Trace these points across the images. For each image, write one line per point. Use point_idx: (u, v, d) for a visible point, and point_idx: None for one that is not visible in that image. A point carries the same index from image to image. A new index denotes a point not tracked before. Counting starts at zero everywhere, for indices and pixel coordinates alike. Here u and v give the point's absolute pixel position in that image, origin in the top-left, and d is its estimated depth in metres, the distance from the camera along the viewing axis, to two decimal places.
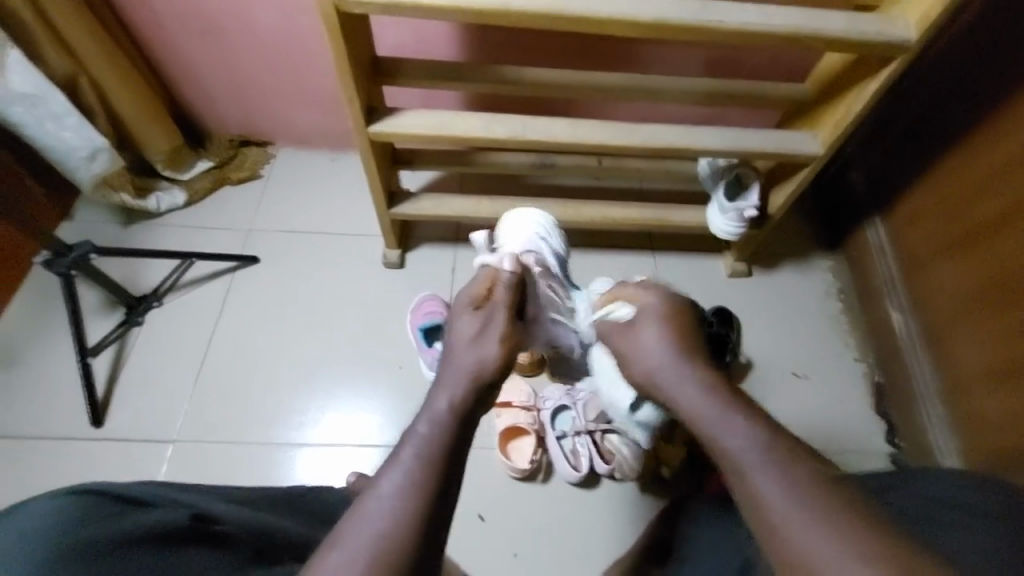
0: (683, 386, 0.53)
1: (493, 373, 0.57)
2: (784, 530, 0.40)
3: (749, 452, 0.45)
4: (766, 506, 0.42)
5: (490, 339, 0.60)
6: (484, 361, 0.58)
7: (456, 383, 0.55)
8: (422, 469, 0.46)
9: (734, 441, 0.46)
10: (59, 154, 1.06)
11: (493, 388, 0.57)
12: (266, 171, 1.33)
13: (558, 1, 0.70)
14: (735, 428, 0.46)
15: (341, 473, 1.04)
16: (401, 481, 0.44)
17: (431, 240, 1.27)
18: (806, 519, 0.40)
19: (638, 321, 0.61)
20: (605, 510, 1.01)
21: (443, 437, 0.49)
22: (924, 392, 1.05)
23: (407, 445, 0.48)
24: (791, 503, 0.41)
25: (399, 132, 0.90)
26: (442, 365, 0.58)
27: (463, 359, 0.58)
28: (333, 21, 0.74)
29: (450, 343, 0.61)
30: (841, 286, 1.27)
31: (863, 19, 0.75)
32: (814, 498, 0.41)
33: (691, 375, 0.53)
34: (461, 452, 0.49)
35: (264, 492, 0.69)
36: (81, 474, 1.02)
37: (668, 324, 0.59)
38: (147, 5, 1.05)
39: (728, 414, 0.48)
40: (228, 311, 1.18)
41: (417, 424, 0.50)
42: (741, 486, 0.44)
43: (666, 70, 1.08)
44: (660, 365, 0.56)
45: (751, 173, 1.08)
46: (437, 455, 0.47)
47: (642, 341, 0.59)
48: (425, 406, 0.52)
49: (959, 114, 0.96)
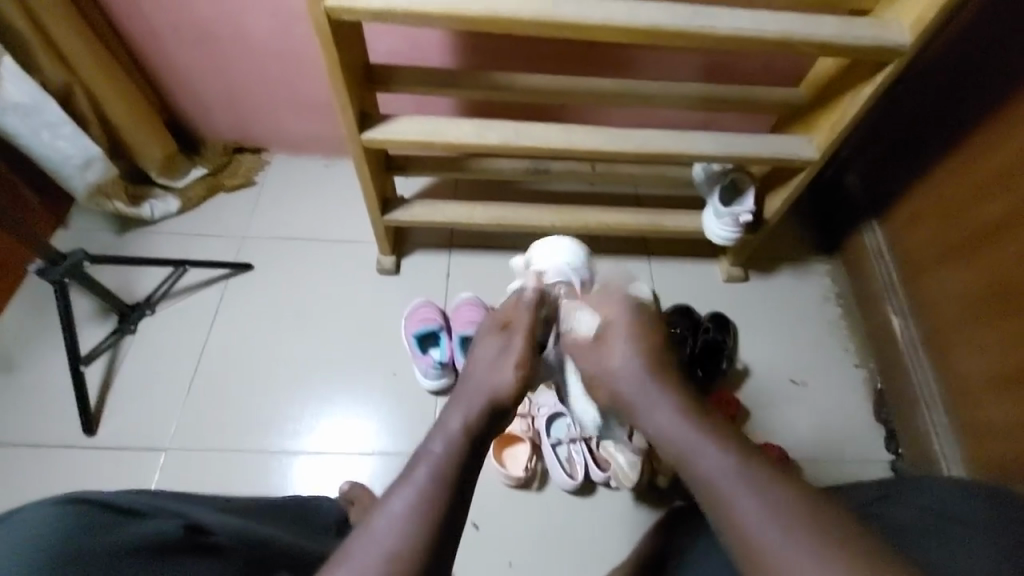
0: (654, 406, 0.59)
1: (507, 399, 0.63)
2: (761, 553, 0.46)
3: (723, 476, 0.50)
4: (743, 529, 0.47)
5: (509, 365, 0.66)
6: (500, 387, 0.63)
7: (469, 405, 0.60)
8: (431, 485, 0.51)
9: (709, 463, 0.52)
10: (54, 163, 1.04)
11: (505, 412, 0.63)
12: (260, 178, 1.33)
13: (549, 8, 0.70)
14: (712, 450, 0.52)
15: (336, 482, 1.03)
16: (411, 499, 0.50)
17: (425, 246, 1.27)
18: (791, 547, 0.45)
19: (606, 337, 0.66)
20: (603, 517, 1.01)
21: (452, 457, 0.54)
22: (927, 400, 1.04)
23: (421, 463, 0.54)
24: (768, 527, 0.46)
25: (392, 139, 0.90)
26: (459, 388, 0.64)
27: (476, 383, 0.64)
28: (325, 29, 0.74)
29: (471, 367, 0.68)
30: (838, 290, 1.27)
31: (857, 24, 0.75)
32: (792, 524, 0.46)
33: (660, 392, 0.60)
34: (469, 470, 0.55)
35: (260, 502, 0.68)
36: (72, 484, 1.00)
37: (638, 341, 0.64)
38: (140, 13, 1.05)
39: (699, 438, 0.54)
40: (221, 319, 1.17)
41: (431, 444, 0.56)
42: (717, 510, 0.49)
43: (659, 75, 1.08)
44: (629, 384, 0.62)
45: (746, 178, 1.07)
46: (447, 474, 0.53)
47: (611, 358, 0.64)
48: (437, 425, 0.58)
49: (955, 119, 0.96)
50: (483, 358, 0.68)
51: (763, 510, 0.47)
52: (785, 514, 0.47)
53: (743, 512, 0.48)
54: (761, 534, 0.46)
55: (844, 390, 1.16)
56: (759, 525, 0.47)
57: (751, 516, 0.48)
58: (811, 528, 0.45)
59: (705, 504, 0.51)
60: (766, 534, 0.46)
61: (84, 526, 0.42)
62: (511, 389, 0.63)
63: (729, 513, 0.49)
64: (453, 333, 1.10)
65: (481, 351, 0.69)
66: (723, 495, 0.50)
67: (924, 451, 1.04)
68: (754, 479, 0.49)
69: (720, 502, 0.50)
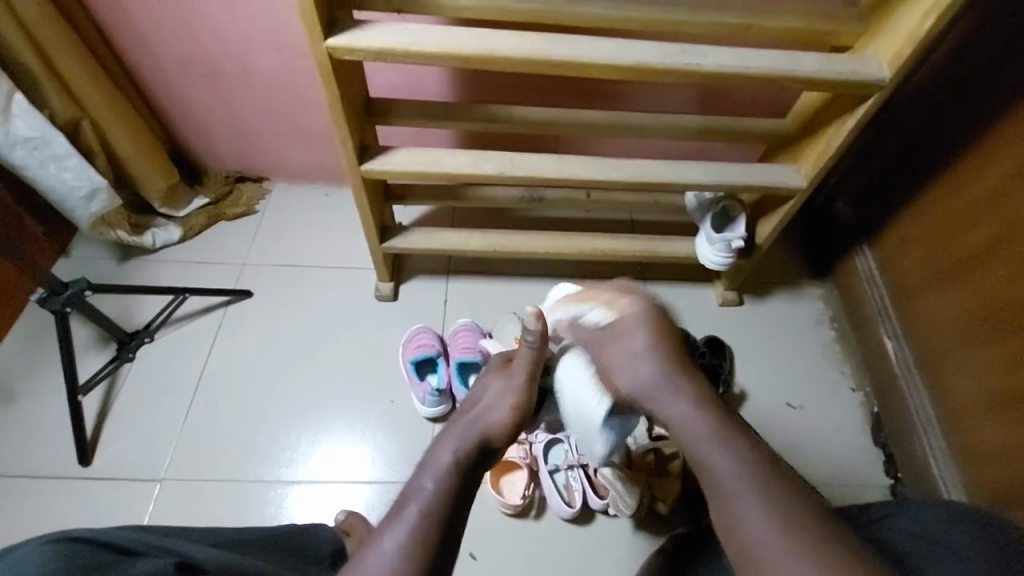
0: (670, 401, 0.60)
1: (498, 438, 0.63)
2: (758, 556, 0.48)
3: (736, 478, 0.52)
4: (754, 538, 0.49)
5: (500, 400, 0.66)
6: (492, 423, 0.63)
7: (461, 438, 0.61)
8: (420, 523, 0.51)
9: (723, 464, 0.53)
10: (59, 195, 1.06)
11: (496, 448, 0.63)
12: (261, 207, 1.35)
13: (543, 48, 0.73)
14: (725, 451, 0.54)
15: (332, 512, 1.02)
16: (402, 537, 0.50)
17: (423, 273, 1.28)
18: (784, 550, 0.47)
19: (618, 332, 0.65)
20: (602, 546, 1.00)
21: (443, 494, 0.54)
22: (923, 423, 1.04)
23: (412, 500, 0.54)
24: (766, 528, 0.49)
25: (391, 170, 0.92)
26: (456, 419, 0.65)
27: (468, 416, 0.65)
28: (328, 67, 0.77)
29: (465, 403, 0.69)
30: (832, 314, 1.28)
31: (838, 61, 0.78)
32: (788, 525, 0.48)
33: (676, 392, 0.60)
34: (460, 506, 0.55)
35: (253, 535, 0.67)
36: (66, 516, 0.99)
37: (653, 337, 0.63)
38: (148, 51, 1.08)
39: (713, 439, 0.55)
40: (220, 347, 1.18)
41: (424, 480, 0.56)
42: (725, 513, 0.51)
43: (651, 106, 1.11)
44: (643, 382, 0.62)
45: (738, 206, 1.09)
46: (438, 512, 0.53)
47: (624, 356, 0.64)
48: (427, 461, 0.58)
49: (941, 145, 0.99)
50: (477, 394, 0.70)
51: (765, 513, 0.49)
52: (785, 514, 0.49)
53: (745, 515, 0.50)
54: (760, 535, 0.49)
55: (842, 413, 1.17)
56: (759, 527, 0.49)
57: (753, 516, 0.50)
58: (804, 528, 0.48)
59: (712, 505, 0.53)
60: (766, 535, 0.48)
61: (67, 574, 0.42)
62: (500, 423, 0.64)
63: (730, 511, 0.51)
64: (451, 360, 1.11)
65: (478, 386, 0.71)
66: (731, 494, 0.52)
67: (922, 473, 1.04)
68: (765, 480, 0.51)
69: (728, 503, 0.51)
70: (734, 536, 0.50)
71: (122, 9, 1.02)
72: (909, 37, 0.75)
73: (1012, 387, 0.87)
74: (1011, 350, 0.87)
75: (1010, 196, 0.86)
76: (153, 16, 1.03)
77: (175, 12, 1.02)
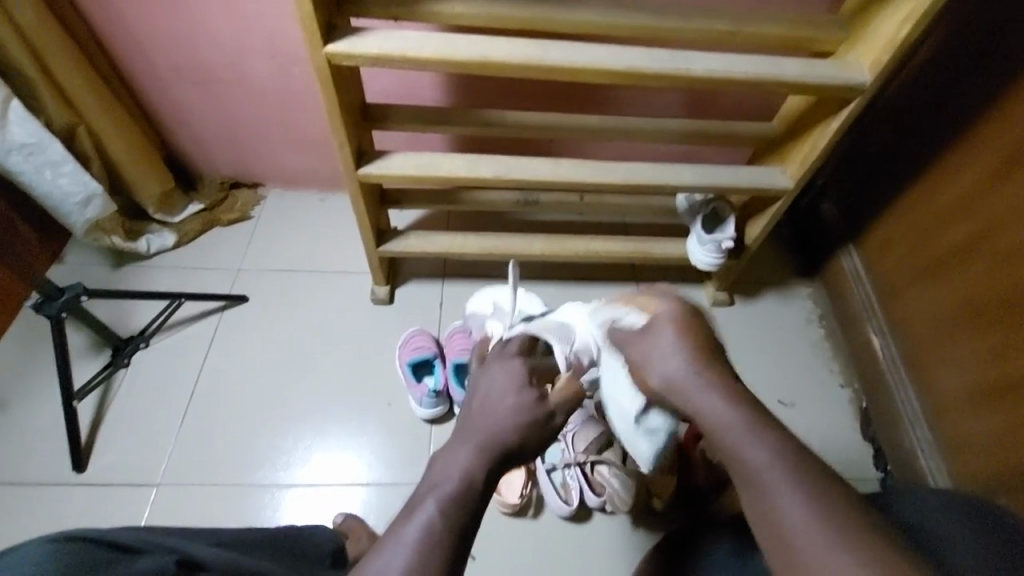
0: (704, 394, 0.58)
1: (517, 440, 0.60)
2: (790, 540, 0.47)
3: (772, 469, 0.50)
4: (784, 520, 0.48)
5: (527, 401, 0.63)
6: (521, 429, 0.61)
7: (478, 439, 0.58)
8: (437, 521, 0.50)
9: (758, 456, 0.52)
10: (55, 201, 1.06)
11: (520, 452, 0.60)
12: (256, 212, 1.35)
13: (536, 53, 0.75)
14: (760, 443, 0.52)
15: (330, 514, 1.02)
16: (418, 534, 0.49)
17: (419, 276, 1.29)
18: (815, 535, 0.46)
19: (651, 329, 0.64)
20: (598, 545, 1.01)
21: (461, 493, 0.53)
22: (910, 416, 1.06)
23: (428, 497, 0.52)
24: (802, 513, 0.48)
25: (388, 174, 0.94)
26: (469, 417, 0.62)
27: (493, 413, 0.61)
28: (326, 72, 0.78)
29: (483, 389, 0.65)
30: (821, 312, 1.31)
31: (821, 65, 0.81)
32: (822, 513, 0.47)
33: (710, 389, 0.58)
34: (477, 507, 0.53)
35: (252, 537, 0.67)
36: (60, 522, 0.99)
37: (683, 334, 0.62)
38: (145, 57, 1.09)
39: (749, 428, 0.54)
40: (216, 351, 1.18)
41: (441, 479, 0.54)
42: (757, 497, 0.50)
43: (642, 110, 1.14)
44: (675, 374, 0.60)
45: (727, 207, 1.11)
46: (455, 510, 0.51)
47: (654, 350, 0.62)
48: (445, 460, 0.56)
49: (920, 152, 1.03)
50: (502, 382, 0.65)
51: (798, 501, 0.48)
52: (820, 498, 0.48)
53: (778, 498, 0.49)
54: (791, 518, 0.48)
55: (831, 409, 1.20)
56: (790, 510, 0.48)
57: (783, 497, 0.49)
58: (834, 509, 0.47)
59: (744, 492, 0.52)
60: (797, 519, 0.47)
61: (73, 569, 0.42)
62: (531, 429, 0.61)
63: (766, 498, 0.50)
64: (447, 361, 1.13)
65: (502, 373, 0.66)
66: (765, 479, 0.50)
67: (911, 466, 1.06)
68: (798, 467, 0.50)
69: (763, 490, 0.50)
70: (765, 519, 0.49)
71: (119, 15, 1.02)
72: (888, 42, 0.78)
73: (1001, 377, 0.89)
74: (1001, 339, 0.88)
75: (1001, 186, 0.87)
76: (149, 22, 1.04)
77: (172, 19, 1.03)
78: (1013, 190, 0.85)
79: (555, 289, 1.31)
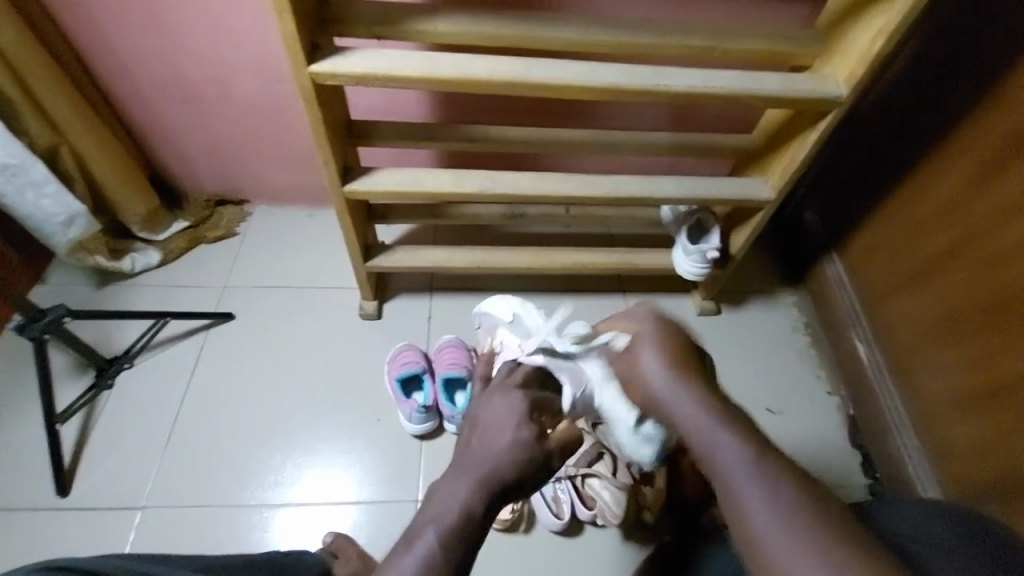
0: (683, 396, 0.56)
1: (515, 475, 0.59)
2: (764, 546, 0.45)
3: (741, 471, 0.49)
4: (754, 527, 0.46)
5: (526, 436, 0.62)
6: (518, 464, 0.60)
7: (477, 469, 0.58)
8: (435, 552, 0.49)
9: (727, 458, 0.50)
10: (37, 222, 1.05)
11: (517, 486, 0.60)
12: (242, 229, 1.35)
13: (520, 71, 0.76)
14: (729, 443, 0.51)
15: (319, 534, 1.01)
16: (417, 564, 0.48)
17: (408, 290, 1.29)
18: (792, 545, 0.44)
19: (637, 347, 0.62)
20: (589, 557, 1.00)
21: (461, 523, 0.53)
22: (897, 423, 1.07)
23: (429, 525, 0.52)
24: (772, 514, 0.46)
25: (373, 191, 0.94)
26: (467, 451, 0.62)
27: (492, 445, 0.61)
28: (309, 90, 0.78)
29: (484, 421, 0.65)
30: (806, 319, 1.33)
31: (797, 80, 0.83)
32: (794, 516, 0.45)
33: (688, 395, 0.56)
34: (475, 539, 0.53)
35: (237, 562, 0.66)
36: (40, 548, 0.97)
37: (666, 351, 0.60)
38: (130, 77, 1.10)
39: (724, 432, 0.52)
40: (201, 370, 1.17)
41: (439, 509, 0.54)
42: (730, 501, 0.49)
43: (623, 123, 1.15)
44: (660, 390, 0.58)
45: (711, 218, 1.13)
46: (454, 541, 0.51)
47: (640, 370, 0.60)
48: (444, 489, 0.56)
49: (902, 157, 1.04)
50: (503, 415, 0.65)
51: (769, 505, 0.47)
52: (792, 499, 0.46)
53: (750, 505, 0.47)
54: (761, 521, 0.46)
55: (823, 418, 1.20)
56: (762, 513, 0.46)
57: (756, 504, 0.47)
58: (813, 515, 0.45)
59: (720, 497, 0.50)
60: (767, 520, 0.46)
61: None
62: (528, 466, 0.61)
63: (736, 503, 0.48)
64: (436, 375, 1.13)
65: (503, 405, 0.67)
66: (737, 486, 0.49)
67: (899, 473, 1.07)
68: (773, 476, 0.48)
69: (734, 496, 0.49)
70: (743, 528, 0.47)
71: (103, 34, 1.03)
72: (861, 56, 0.80)
73: (996, 378, 0.88)
74: (994, 339, 0.88)
75: (987, 185, 0.88)
76: (134, 42, 1.04)
77: (158, 40, 1.03)
78: (1002, 191, 0.85)
79: (543, 301, 1.31)
